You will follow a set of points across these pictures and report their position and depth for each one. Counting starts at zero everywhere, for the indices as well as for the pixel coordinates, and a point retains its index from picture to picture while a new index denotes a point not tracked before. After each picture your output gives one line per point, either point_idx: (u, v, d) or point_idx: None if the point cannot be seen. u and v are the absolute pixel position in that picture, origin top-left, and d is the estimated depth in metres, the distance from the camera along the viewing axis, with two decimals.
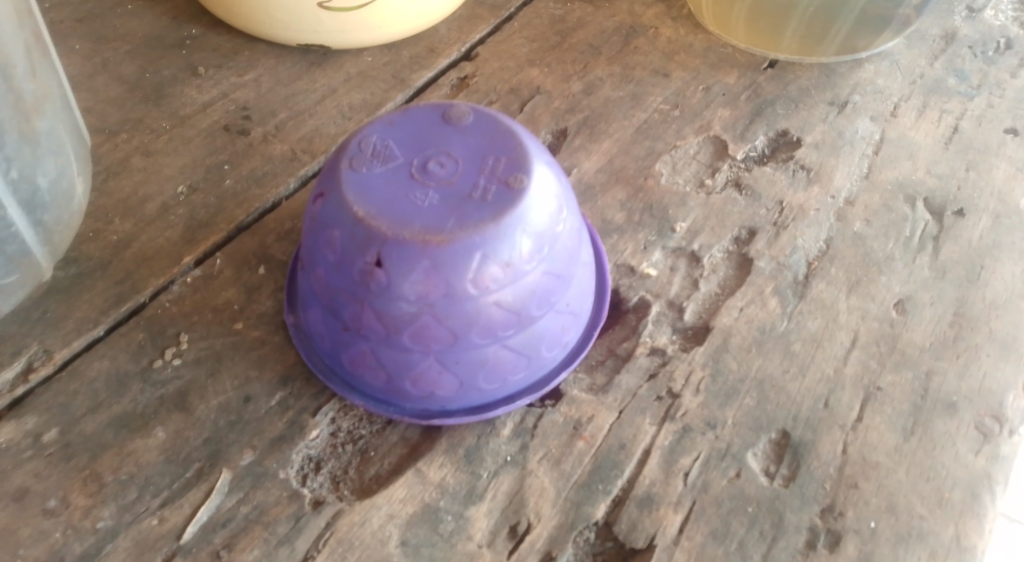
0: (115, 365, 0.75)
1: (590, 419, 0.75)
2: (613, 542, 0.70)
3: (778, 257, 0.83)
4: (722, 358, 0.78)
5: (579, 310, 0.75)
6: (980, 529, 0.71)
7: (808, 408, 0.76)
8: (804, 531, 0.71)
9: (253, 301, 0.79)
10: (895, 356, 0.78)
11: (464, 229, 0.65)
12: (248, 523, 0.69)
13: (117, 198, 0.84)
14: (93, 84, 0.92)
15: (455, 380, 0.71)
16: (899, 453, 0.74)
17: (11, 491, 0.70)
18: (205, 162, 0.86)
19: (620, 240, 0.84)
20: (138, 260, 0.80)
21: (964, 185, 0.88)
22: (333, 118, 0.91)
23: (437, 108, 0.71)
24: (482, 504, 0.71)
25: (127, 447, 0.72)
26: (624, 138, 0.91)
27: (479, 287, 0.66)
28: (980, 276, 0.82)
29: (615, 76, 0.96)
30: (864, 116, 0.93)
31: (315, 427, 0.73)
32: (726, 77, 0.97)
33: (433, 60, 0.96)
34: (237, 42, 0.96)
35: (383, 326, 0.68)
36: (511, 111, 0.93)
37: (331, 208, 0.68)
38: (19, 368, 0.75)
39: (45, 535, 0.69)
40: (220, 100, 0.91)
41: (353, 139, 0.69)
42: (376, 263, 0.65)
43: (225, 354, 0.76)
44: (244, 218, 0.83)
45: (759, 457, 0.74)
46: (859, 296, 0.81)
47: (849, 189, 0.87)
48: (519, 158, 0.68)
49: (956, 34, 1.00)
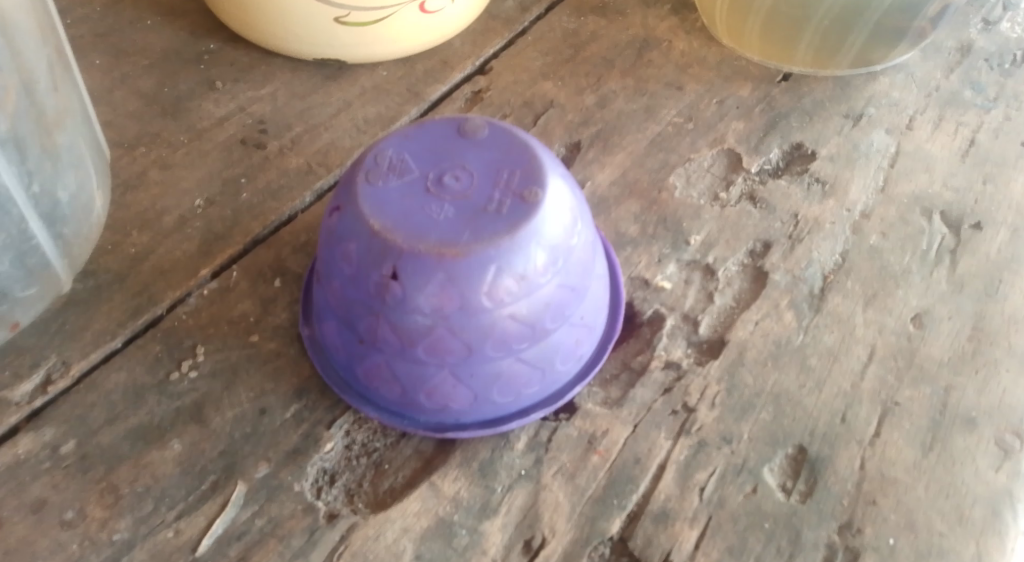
0: (132, 377, 0.75)
1: (605, 433, 0.74)
2: (628, 557, 0.70)
3: (794, 271, 0.83)
4: (738, 372, 0.77)
5: (593, 323, 0.75)
6: (1001, 546, 0.71)
7: (825, 423, 0.75)
8: (822, 547, 0.70)
9: (269, 314, 0.79)
10: (913, 371, 0.78)
11: (479, 242, 0.65)
12: (263, 536, 0.69)
13: (134, 211, 0.84)
14: (112, 99, 0.92)
15: (470, 393, 0.71)
16: (917, 468, 0.73)
17: (29, 502, 0.70)
18: (221, 175, 0.87)
19: (634, 252, 0.84)
20: (155, 273, 0.81)
21: (982, 198, 0.88)
22: (348, 131, 0.91)
23: (452, 121, 0.71)
24: (496, 518, 0.71)
25: (144, 459, 0.72)
26: (637, 151, 0.91)
27: (494, 299, 0.66)
28: (999, 290, 0.82)
29: (628, 89, 0.96)
30: (879, 129, 0.93)
31: (330, 440, 0.73)
32: (741, 90, 0.96)
33: (448, 74, 0.96)
34: (254, 56, 0.97)
35: (398, 338, 0.68)
36: (524, 123, 0.93)
37: (348, 221, 0.68)
38: (38, 380, 0.75)
39: (62, 547, 0.69)
40: (237, 113, 0.92)
41: (369, 152, 0.69)
42: (392, 275, 0.65)
43: (240, 366, 0.76)
44: (260, 231, 0.83)
45: (776, 472, 0.73)
46: (876, 310, 0.81)
47: (865, 202, 0.87)
48: (534, 171, 0.68)
49: (972, 46, 1.00)
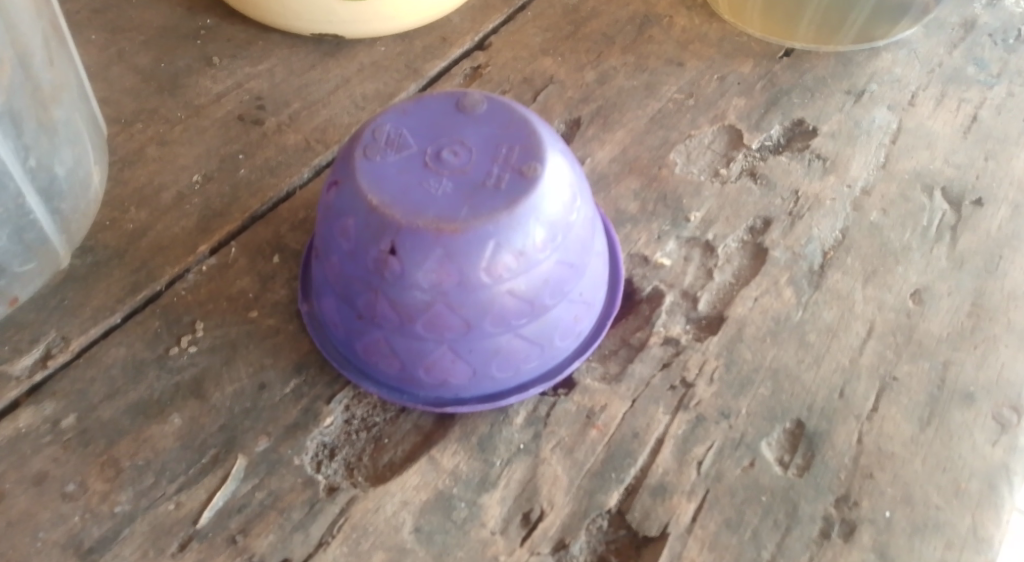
0: (132, 353, 0.76)
1: (604, 408, 0.75)
2: (626, 530, 0.71)
3: (793, 247, 0.83)
4: (736, 348, 0.78)
5: (592, 300, 0.75)
6: (997, 519, 0.71)
7: (822, 398, 0.76)
8: (819, 520, 0.71)
9: (268, 290, 0.79)
10: (912, 346, 0.78)
11: (477, 217, 0.65)
12: (263, 509, 0.70)
13: (133, 187, 0.85)
14: (110, 75, 0.93)
15: (469, 368, 0.71)
16: (915, 443, 0.74)
17: (31, 475, 0.71)
18: (220, 151, 0.87)
19: (633, 229, 0.84)
20: (154, 249, 0.81)
21: (983, 174, 0.87)
22: (347, 108, 0.91)
23: (451, 96, 0.71)
24: (495, 492, 0.71)
25: (144, 434, 0.73)
26: (638, 127, 0.91)
27: (493, 275, 0.66)
28: (999, 266, 0.82)
29: (629, 65, 0.96)
30: (881, 106, 0.93)
31: (329, 415, 0.74)
32: (742, 66, 0.96)
33: (447, 50, 0.96)
34: (251, 33, 0.97)
35: (397, 314, 0.68)
36: (524, 100, 0.93)
37: (346, 196, 0.68)
38: (38, 355, 0.76)
39: (64, 519, 0.70)
40: (234, 90, 0.92)
41: (367, 127, 0.69)
42: (390, 251, 0.66)
43: (239, 342, 0.77)
44: (259, 208, 0.84)
45: (774, 447, 0.74)
46: (876, 287, 0.81)
47: (866, 178, 0.87)
48: (533, 146, 0.68)
49: (976, 22, 1.00)
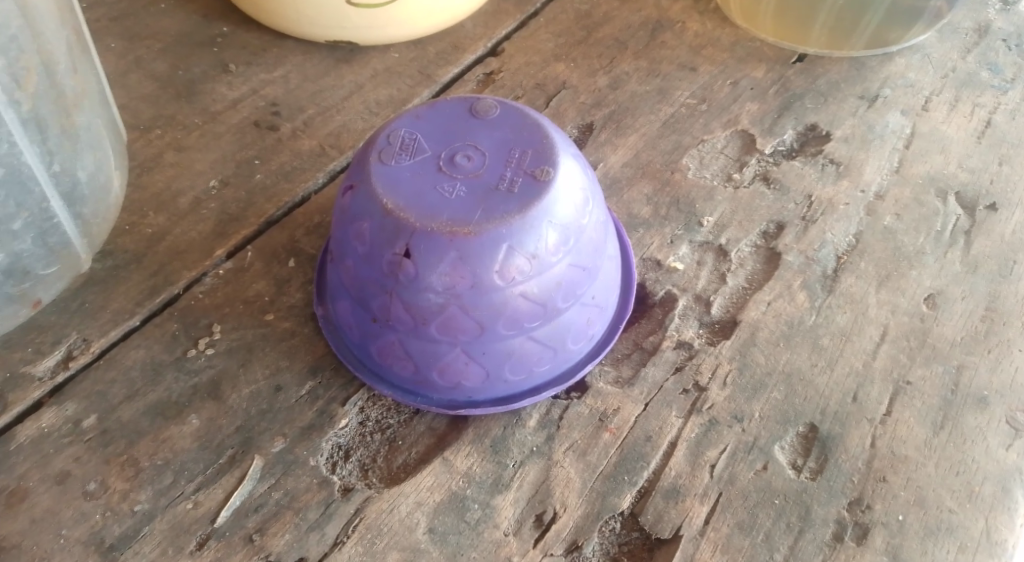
0: (150, 355, 0.77)
1: (616, 411, 0.75)
2: (639, 532, 0.71)
3: (806, 252, 0.83)
4: (749, 352, 0.78)
5: (605, 303, 0.75)
6: (1011, 523, 0.71)
7: (836, 402, 0.76)
8: (832, 523, 0.71)
9: (283, 294, 0.80)
10: (926, 350, 0.78)
11: (490, 221, 0.66)
12: (279, 509, 0.71)
13: (151, 192, 0.86)
14: (128, 82, 0.94)
15: (482, 370, 0.72)
16: (928, 446, 0.74)
17: (52, 474, 0.72)
18: (235, 157, 0.88)
19: (646, 234, 0.85)
20: (171, 253, 0.82)
21: (997, 179, 0.87)
22: (361, 114, 0.92)
23: (464, 101, 0.72)
24: (508, 493, 0.72)
25: (163, 434, 0.74)
26: (650, 132, 0.91)
27: (506, 278, 0.67)
28: (1013, 271, 0.82)
29: (642, 70, 0.96)
30: (894, 110, 0.93)
31: (344, 417, 0.75)
32: (755, 71, 0.97)
33: (460, 56, 0.97)
34: (267, 40, 0.98)
35: (411, 316, 0.69)
36: (537, 105, 0.94)
37: (361, 200, 0.69)
38: (59, 357, 0.77)
39: (85, 517, 0.70)
40: (250, 96, 0.93)
41: (382, 131, 0.70)
42: (405, 254, 0.66)
43: (256, 345, 0.77)
44: (274, 213, 0.84)
45: (787, 450, 0.74)
46: (889, 291, 0.81)
47: (879, 183, 0.87)
48: (545, 150, 0.69)
49: (990, 26, 1.00)
